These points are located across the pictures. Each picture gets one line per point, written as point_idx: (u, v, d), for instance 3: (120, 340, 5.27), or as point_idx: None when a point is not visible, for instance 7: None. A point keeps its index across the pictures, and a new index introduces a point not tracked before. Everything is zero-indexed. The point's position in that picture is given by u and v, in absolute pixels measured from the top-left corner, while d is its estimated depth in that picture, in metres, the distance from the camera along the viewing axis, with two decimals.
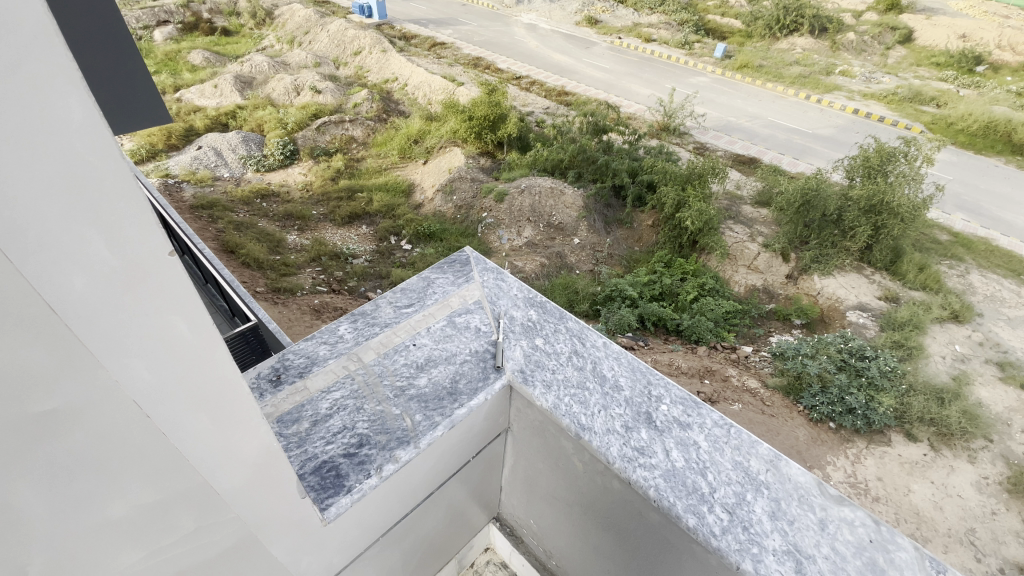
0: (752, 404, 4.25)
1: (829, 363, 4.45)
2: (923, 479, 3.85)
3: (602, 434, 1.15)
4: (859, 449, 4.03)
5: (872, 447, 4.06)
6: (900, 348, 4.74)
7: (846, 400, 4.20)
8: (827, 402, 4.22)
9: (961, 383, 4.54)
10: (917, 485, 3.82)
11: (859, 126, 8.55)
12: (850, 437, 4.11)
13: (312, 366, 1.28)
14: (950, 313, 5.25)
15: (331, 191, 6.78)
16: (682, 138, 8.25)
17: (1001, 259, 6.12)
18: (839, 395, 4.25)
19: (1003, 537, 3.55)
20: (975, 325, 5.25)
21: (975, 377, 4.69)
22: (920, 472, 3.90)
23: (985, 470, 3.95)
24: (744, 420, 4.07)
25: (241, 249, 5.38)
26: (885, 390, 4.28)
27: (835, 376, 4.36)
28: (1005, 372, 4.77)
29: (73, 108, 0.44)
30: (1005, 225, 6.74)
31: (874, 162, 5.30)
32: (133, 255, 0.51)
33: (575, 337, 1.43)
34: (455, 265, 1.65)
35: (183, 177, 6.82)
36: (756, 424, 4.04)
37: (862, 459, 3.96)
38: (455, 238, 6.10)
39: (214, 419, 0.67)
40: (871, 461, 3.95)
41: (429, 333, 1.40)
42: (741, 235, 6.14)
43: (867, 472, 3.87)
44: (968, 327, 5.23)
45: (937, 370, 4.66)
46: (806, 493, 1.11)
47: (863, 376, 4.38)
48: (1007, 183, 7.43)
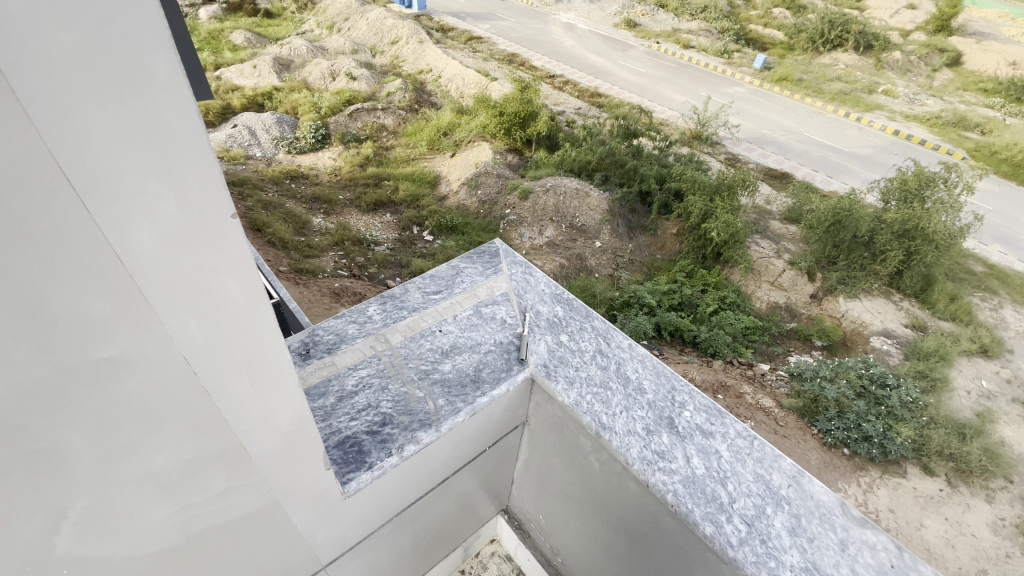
0: (764, 423, 4.18)
1: (848, 388, 4.35)
2: (937, 515, 3.75)
3: (623, 435, 1.15)
4: (873, 478, 3.94)
5: (886, 477, 3.96)
6: (924, 379, 4.60)
7: (863, 426, 4.09)
8: (843, 427, 4.12)
9: (985, 420, 4.39)
10: (930, 520, 3.72)
11: (898, 148, 8.32)
12: (863, 465, 4.02)
13: (341, 343, 1.30)
14: (979, 347, 5.08)
15: (358, 177, 6.87)
16: (714, 148, 8.12)
17: None
18: (856, 421, 4.15)
19: None
20: (1004, 361, 5.07)
21: (1000, 415, 4.54)
22: (934, 508, 3.79)
23: (1002, 511, 3.83)
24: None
25: (268, 228, 5.48)
26: (904, 420, 4.16)
27: (853, 402, 4.26)
28: None
29: (158, 67, 0.45)
30: None
31: (911, 186, 5.14)
32: (198, 213, 0.53)
33: (599, 336, 1.42)
34: (484, 256, 1.65)
35: (217, 154, 6.99)
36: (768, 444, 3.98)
37: (874, 489, 3.87)
38: (477, 232, 6.11)
39: (254, 383, 0.69)
40: (884, 492, 3.86)
41: (455, 321, 1.41)
42: (767, 250, 6.03)
43: (879, 502, 3.78)
44: (997, 363, 5.05)
45: (961, 405, 4.52)
46: (829, 512, 1.08)
47: (882, 405, 4.27)
48: None
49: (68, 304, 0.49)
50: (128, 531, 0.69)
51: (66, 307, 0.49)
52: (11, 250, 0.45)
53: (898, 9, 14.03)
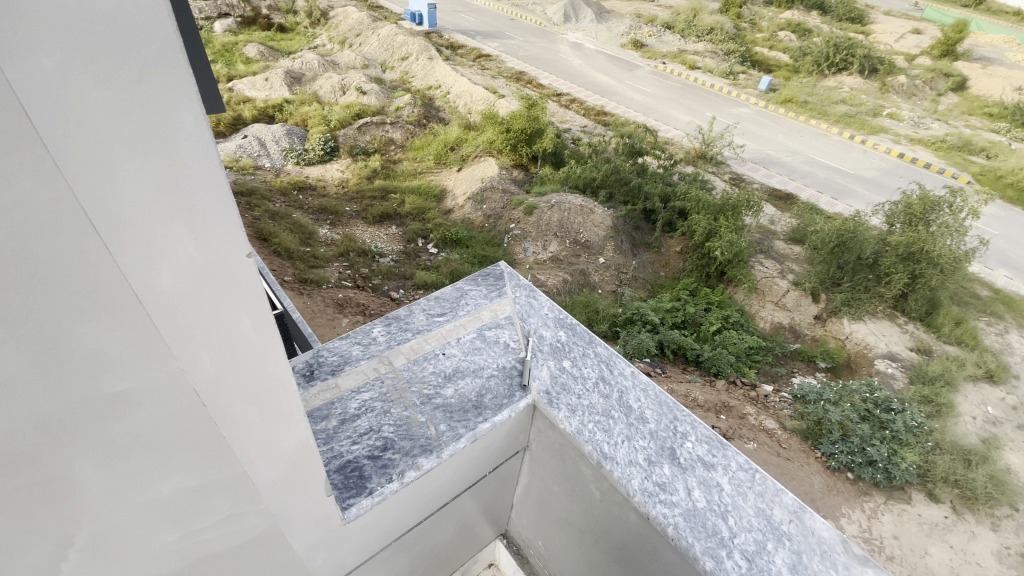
0: (767, 445, 4.14)
1: (852, 411, 4.31)
2: (942, 543, 3.69)
3: (624, 465, 1.15)
4: (877, 503, 3.88)
5: (890, 503, 3.90)
6: (929, 404, 4.55)
7: (867, 451, 4.05)
8: (847, 451, 4.08)
9: (991, 446, 4.34)
10: (935, 549, 3.66)
11: (903, 171, 8.35)
12: (868, 490, 3.96)
13: (345, 365, 1.31)
14: (984, 372, 5.03)
15: (365, 190, 6.94)
16: (719, 167, 8.18)
17: None
18: (860, 445, 4.11)
19: None
20: (1010, 387, 5.03)
21: (1006, 441, 4.48)
22: (939, 535, 3.73)
23: (1007, 540, 3.77)
24: (758, 461, 3.96)
25: (274, 238, 5.53)
26: (910, 445, 4.11)
27: (857, 426, 4.21)
28: None
29: (184, 120, 0.48)
30: None
31: (916, 210, 5.15)
32: (215, 254, 0.55)
33: (602, 363, 1.42)
34: (488, 278, 1.67)
35: (227, 164, 7.09)
36: (771, 466, 3.94)
37: (879, 515, 3.81)
38: (481, 246, 6.14)
39: (262, 413, 0.70)
40: (888, 518, 3.80)
41: (459, 344, 1.42)
42: (771, 270, 6.03)
43: (883, 529, 3.73)
44: (1003, 389, 5.00)
45: (966, 431, 4.46)
46: (830, 549, 1.08)
47: (887, 429, 4.22)
48: None
49: (87, 342, 0.51)
50: (130, 558, 0.69)
51: (83, 344, 0.51)
52: (36, 291, 0.46)
53: (903, 33, 14.19)
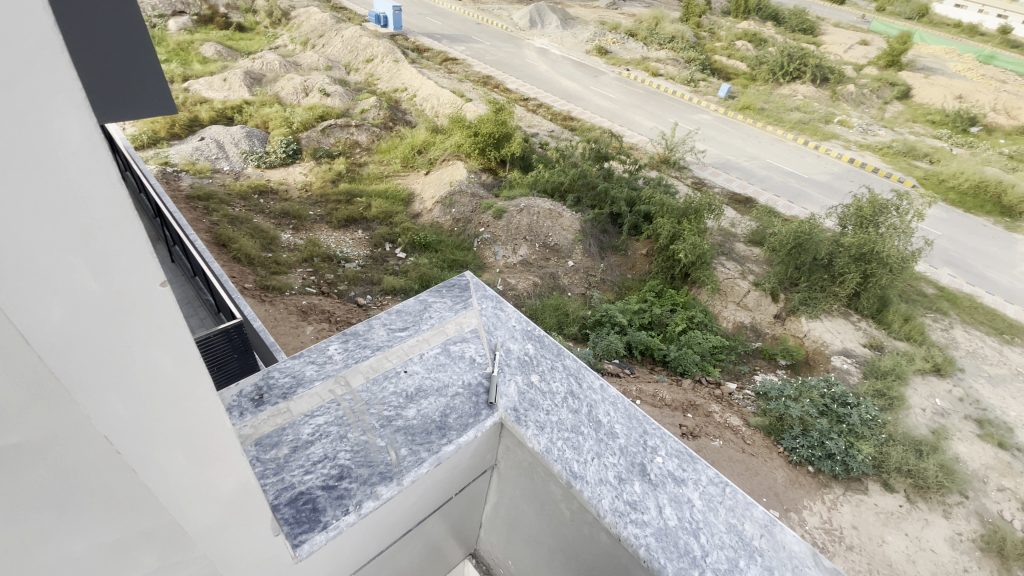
0: (733, 442, 4.23)
1: (811, 407, 4.44)
2: (897, 531, 3.83)
3: (594, 484, 1.12)
4: (837, 495, 4.00)
5: (849, 494, 4.03)
6: (882, 398, 4.74)
7: (826, 444, 4.18)
8: (807, 445, 4.20)
9: (940, 437, 4.54)
10: (891, 536, 3.79)
11: (854, 175, 8.74)
12: (827, 483, 4.09)
13: (297, 387, 1.22)
14: (932, 366, 5.29)
15: (330, 193, 6.77)
16: (682, 172, 8.38)
17: (984, 317, 6.23)
18: (819, 439, 4.24)
19: None
20: (956, 379, 5.29)
21: (954, 432, 4.69)
22: (894, 524, 3.87)
23: (958, 526, 3.93)
24: (722, 457, 4.06)
25: (233, 244, 5.30)
26: (865, 437, 4.27)
27: (816, 421, 4.35)
28: (982, 429, 4.78)
29: (70, 130, 0.42)
30: (988, 283, 6.87)
31: (866, 213, 5.38)
32: (121, 284, 0.49)
33: (571, 376, 1.38)
34: (452, 289, 1.60)
35: (182, 167, 6.79)
36: (736, 463, 4.04)
37: (838, 506, 3.93)
38: (450, 251, 6.08)
39: (191, 455, 0.63)
40: (847, 509, 3.92)
41: (422, 361, 1.35)
42: (733, 271, 6.19)
43: (842, 519, 3.84)
44: (949, 381, 5.25)
45: (917, 422, 4.66)
46: (800, 564, 1.06)
47: (844, 423, 4.37)
48: (992, 243, 7.60)
49: None
50: None
51: None
52: None
53: (852, 44, 14.91)
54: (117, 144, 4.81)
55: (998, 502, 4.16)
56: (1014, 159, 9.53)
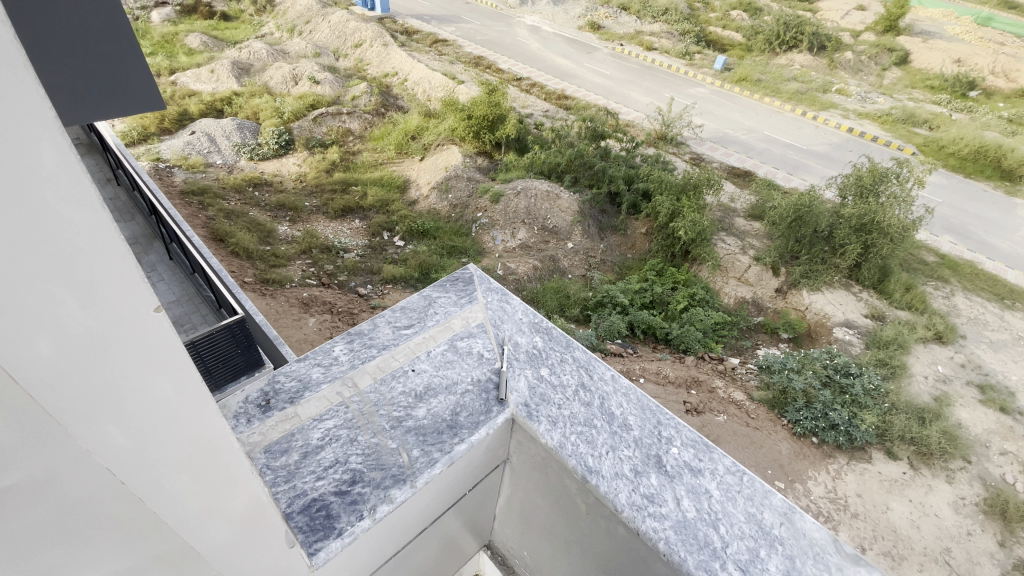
0: (737, 416, 4.26)
1: (814, 379, 4.45)
2: (901, 497, 3.86)
3: (610, 478, 1.10)
4: (841, 465, 4.03)
5: (853, 463, 4.06)
6: (884, 367, 4.74)
7: (830, 416, 4.20)
8: (811, 417, 4.23)
9: (942, 404, 4.54)
10: (895, 503, 3.82)
11: (853, 145, 8.63)
12: (831, 453, 4.12)
13: (304, 391, 1.20)
14: (934, 334, 5.28)
15: (325, 183, 6.69)
16: (679, 148, 8.28)
17: (985, 283, 6.20)
18: (823, 410, 4.26)
19: (977, 558, 3.57)
20: (958, 347, 5.28)
21: (957, 398, 4.70)
22: (898, 490, 3.91)
23: (962, 491, 3.96)
24: (727, 432, 4.10)
25: (230, 238, 5.25)
26: (868, 407, 4.28)
27: (819, 392, 4.36)
28: (985, 394, 4.79)
29: (43, 153, 0.39)
30: (989, 249, 6.82)
31: (866, 182, 5.31)
32: (112, 314, 0.47)
33: (581, 368, 1.36)
34: (456, 283, 1.57)
35: (174, 162, 6.70)
36: (740, 437, 4.08)
37: (843, 475, 3.97)
38: (448, 237, 6.03)
39: (200, 478, 0.61)
40: (852, 478, 3.95)
41: (429, 358, 1.32)
42: (733, 247, 6.15)
43: (847, 488, 3.88)
44: (951, 349, 5.25)
45: (919, 390, 4.67)
46: (822, 552, 1.04)
47: (846, 393, 4.38)
48: (993, 208, 7.53)
49: None
50: None
51: None
52: None
53: (849, 10, 14.58)
54: (106, 142, 4.74)
55: (1002, 466, 4.17)
56: (1015, 122, 9.38)
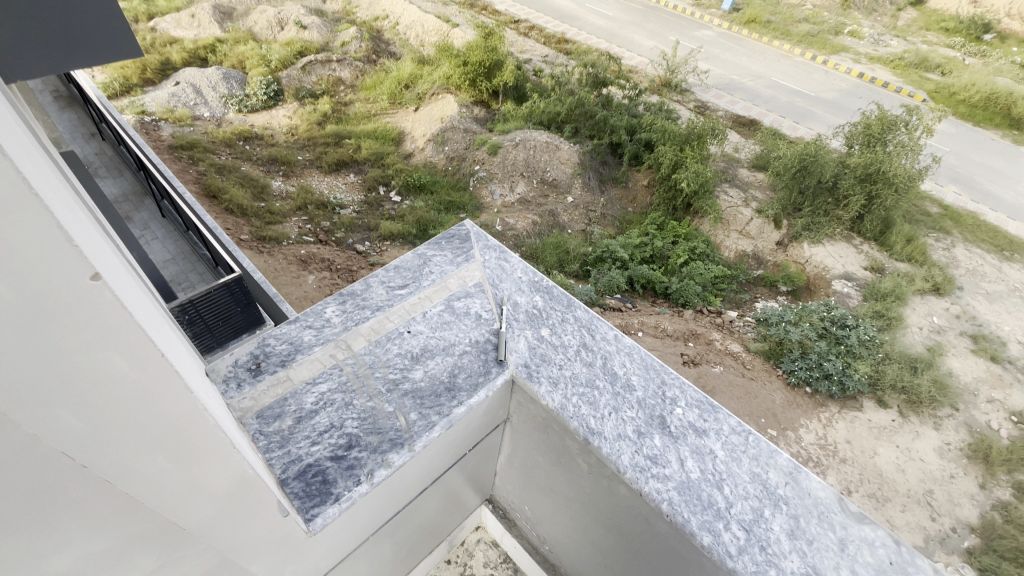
0: (733, 367, 4.30)
1: (810, 330, 4.46)
2: (889, 443, 3.95)
3: (613, 440, 1.08)
4: (832, 413, 4.10)
5: (843, 412, 4.12)
6: (881, 318, 4.73)
7: (824, 366, 4.23)
8: (806, 367, 4.26)
9: (935, 353, 4.57)
10: (883, 449, 3.92)
11: (863, 91, 8.28)
12: (823, 402, 4.18)
13: (296, 354, 1.16)
14: (931, 286, 5.23)
15: (317, 136, 6.46)
16: (684, 95, 7.96)
17: (986, 234, 6.11)
18: (818, 360, 4.28)
19: (958, 499, 3.69)
20: (954, 298, 5.25)
21: (949, 348, 4.72)
22: (887, 437, 3.99)
23: (948, 437, 4.05)
24: (722, 382, 4.15)
25: (224, 194, 5.09)
26: (862, 357, 4.31)
27: (815, 343, 4.38)
28: (977, 344, 4.80)
29: None
30: (993, 199, 6.69)
31: (874, 130, 5.14)
32: (41, 285, 0.41)
33: (583, 328, 1.32)
34: (453, 240, 1.49)
35: (160, 115, 6.38)
36: (735, 387, 4.13)
37: (833, 423, 4.04)
38: (446, 191, 5.88)
39: (176, 457, 0.57)
40: (842, 425, 4.03)
41: (425, 319, 1.27)
42: (735, 199, 6.01)
43: (837, 435, 3.96)
44: (947, 300, 5.22)
45: (913, 340, 4.68)
46: (827, 510, 1.02)
47: (842, 344, 4.40)
48: (1001, 157, 7.32)
49: None
50: None
51: None
52: None
53: None
54: (89, 96, 4.56)
55: (988, 413, 4.24)
56: None
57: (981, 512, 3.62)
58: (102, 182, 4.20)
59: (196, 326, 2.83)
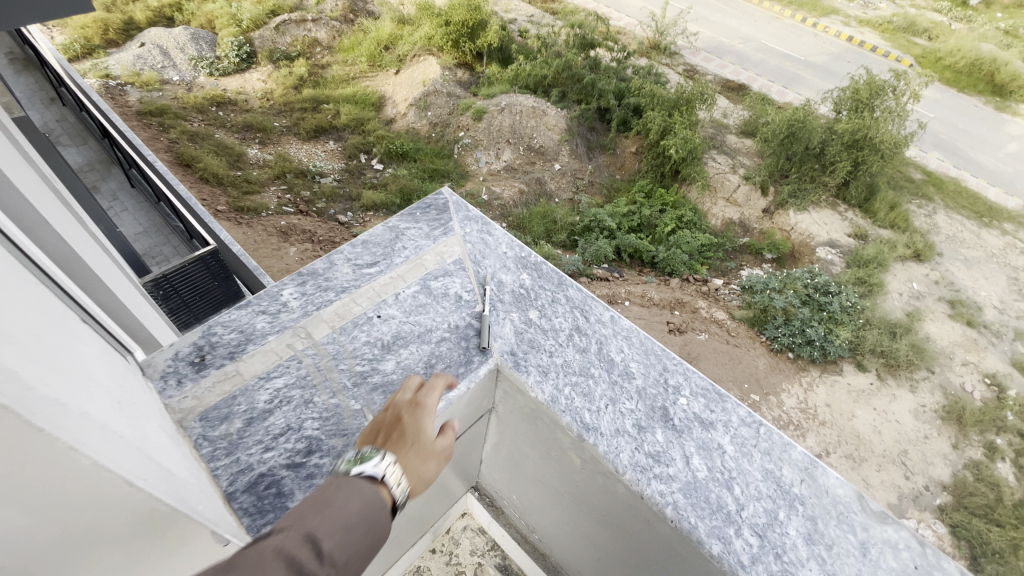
0: (718, 334, 4.25)
1: (794, 297, 4.40)
2: (867, 406, 3.96)
3: (611, 436, 0.96)
4: (813, 377, 4.09)
5: (824, 375, 4.11)
6: (862, 285, 4.69)
7: (806, 332, 4.20)
8: (789, 333, 4.23)
9: (914, 318, 4.55)
10: (861, 411, 3.93)
11: (852, 55, 8.08)
12: (805, 366, 4.15)
13: (247, 345, 1.01)
14: (912, 252, 5.18)
15: (294, 101, 6.11)
16: (672, 58, 7.69)
17: (967, 200, 6.08)
18: (800, 327, 4.25)
19: (931, 459, 3.73)
20: (933, 264, 5.21)
21: (927, 313, 4.70)
22: (865, 400, 4.00)
23: (923, 398, 4.06)
24: (707, 349, 4.11)
25: (198, 162, 4.72)
26: (844, 323, 4.30)
27: (799, 310, 4.34)
28: (954, 309, 4.79)
29: None
30: (975, 165, 6.65)
31: (863, 95, 5.03)
32: None
33: (576, 310, 1.18)
34: (429, 210, 1.32)
35: (126, 80, 5.87)
36: (720, 353, 4.09)
37: (814, 387, 4.03)
38: (429, 159, 5.63)
39: (39, 501, 0.45)
40: (822, 389, 4.02)
41: (398, 302, 1.12)
42: (723, 165, 5.86)
43: (817, 399, 3.96)
44: (927, 266, 5.17)
45: (893, 306, 4.66)
46: (847, 510, 0.93)
47: (824, 311, 4.37)
48: (983, 124, 7.22)
49: None
50: None
51: None
52: None
53: None
54: (47, 59, 4.30)
55: (963, 375, 4.27)
56: (1012, 33, 8.83)
57: (953, 471, 3.67)
58: (64, 150, 3.87)
59: (172, 301, 2.67)
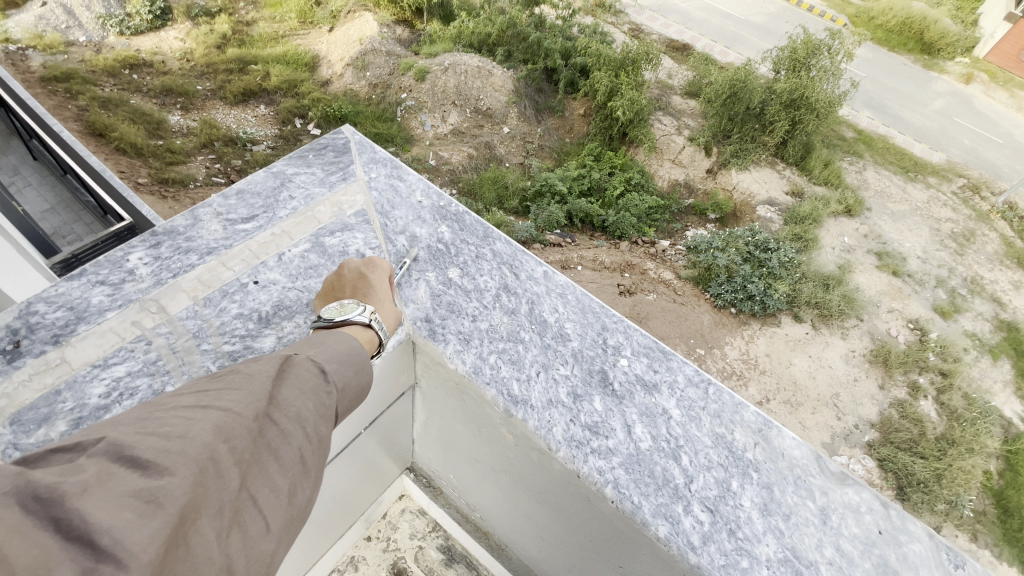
0: (665, 294, 4.26)
1: (736, 255, 4.44)
2: (803, 354, 4.11)
3: (542, 409, 0.82)
4: (754, 330, 4.18)
5: (764, 328, 4.21)
6: (799, 241, 4.80)
7: (748, 287, 4.24)
8: (731, 290, 4.27)
9: (845, 271, 4.73)
10: (797, 359, 4.08)
11: (789, 15, 8.09)
12: (746, 320, 4.23)
13: (75, 324, 0.79)
14: (844, 208, 5.31)
15: (217, 61, 5.45)
16: (618, 18, 7.49)
17: (894, 156, 6.33)
18: (743, 282, 4.29)
19: (860, 400, 3.93)
20: (863, 218, 5.38)
21: (857, 265, 4.89)
22: (801, 348, 4.15)
23: (853, 344, 4.25)
24: (655, 309, 4.11)
25: (112, 131, 4.22)
26: (782, 277, 4.37)
27: (741, 267, 4.38)
28: (882, 261, 5.00)
29: None
30: (902, 123, 6.91)
31: (800, 54, 5.01)
32: None
33: (504, 265, 1.01)
34: (325, 153, 1.10)
35: (29, 43, 5.20)
36: (667, 313, 4.10)
37: (755, 339, 4.13)
38: (370, 123, 5.18)
39: None
40: (762, 340, 4.13)
41: (281, 264, 0.91)
42: (669, 127, 5.80)
43: (758, 349, 4.08)
44: (858, 221, 5.34)
45: (827, 260, 4.81)
46: (804, 473, 0.83)
47: (764, 267, 4.42)
48: (910, 82, 7.47)
49: None
50: None
51: None
52: None
53: None
54: None
55: (888, 321, 4.49)
56: None
57: (880, 410, 3.88)
58: None
59: None
